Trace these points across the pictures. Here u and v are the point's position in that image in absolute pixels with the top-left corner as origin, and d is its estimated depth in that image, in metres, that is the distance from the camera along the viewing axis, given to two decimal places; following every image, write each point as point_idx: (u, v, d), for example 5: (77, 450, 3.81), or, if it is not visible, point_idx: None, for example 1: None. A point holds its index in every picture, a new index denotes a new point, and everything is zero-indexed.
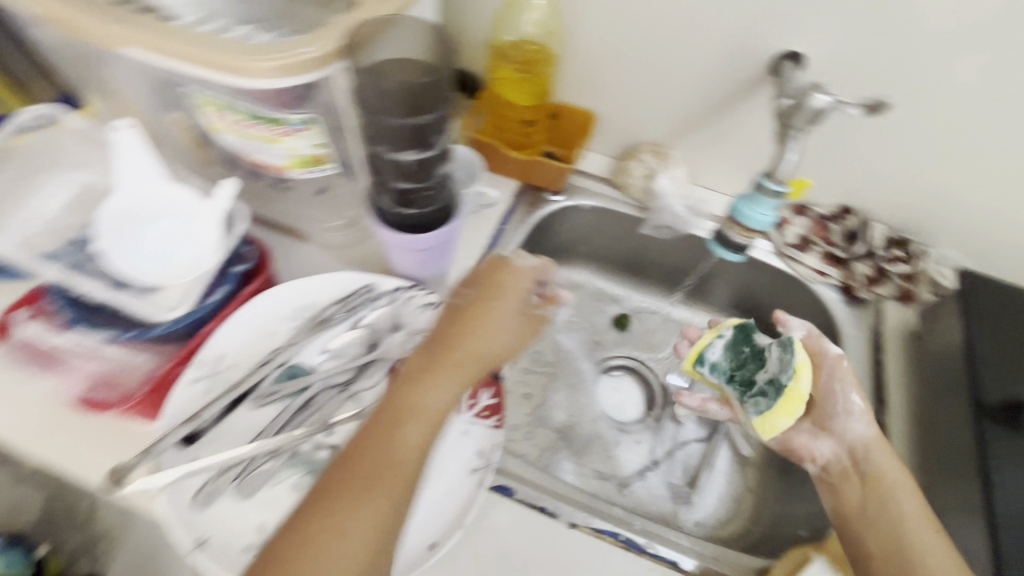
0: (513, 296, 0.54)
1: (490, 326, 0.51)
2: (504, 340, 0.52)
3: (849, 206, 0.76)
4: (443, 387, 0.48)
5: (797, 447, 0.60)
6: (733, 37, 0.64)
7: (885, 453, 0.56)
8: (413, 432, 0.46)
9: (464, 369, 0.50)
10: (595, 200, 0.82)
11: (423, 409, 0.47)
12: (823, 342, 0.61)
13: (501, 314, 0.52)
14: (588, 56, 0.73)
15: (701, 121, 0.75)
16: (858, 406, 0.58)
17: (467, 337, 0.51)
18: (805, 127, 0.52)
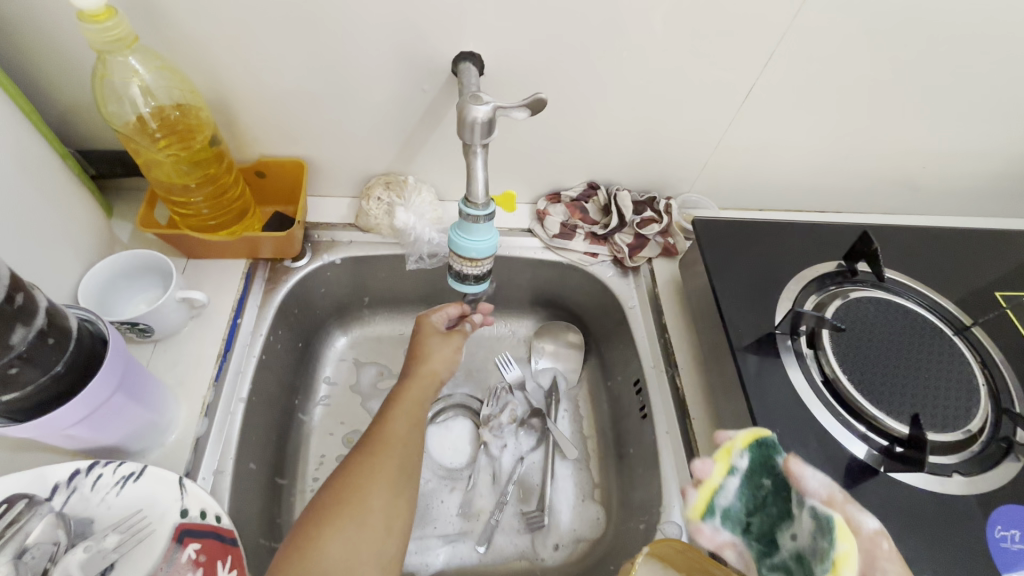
0: (446, 347, 0.66)
1: (445, 347, 0.66)
2: (448, 365, 0.66)
3: (595, 182, 0.76)
4: (410, 403, 0.60)
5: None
6: (399, 50, 0.58)
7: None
8: (409, 426, 0.58)
9: (426, 384, 0.63)
10: (347, 251, 0.73)
11: (403, 419, 0.58)
12: (854, 509, 0.42)
13: (437, 369, 0.65)
14: (262, 105, 0.62)
15: (419, 140, 0.68)
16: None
17: (429, 342, 0.66)
18: (482, 140, 0.47)
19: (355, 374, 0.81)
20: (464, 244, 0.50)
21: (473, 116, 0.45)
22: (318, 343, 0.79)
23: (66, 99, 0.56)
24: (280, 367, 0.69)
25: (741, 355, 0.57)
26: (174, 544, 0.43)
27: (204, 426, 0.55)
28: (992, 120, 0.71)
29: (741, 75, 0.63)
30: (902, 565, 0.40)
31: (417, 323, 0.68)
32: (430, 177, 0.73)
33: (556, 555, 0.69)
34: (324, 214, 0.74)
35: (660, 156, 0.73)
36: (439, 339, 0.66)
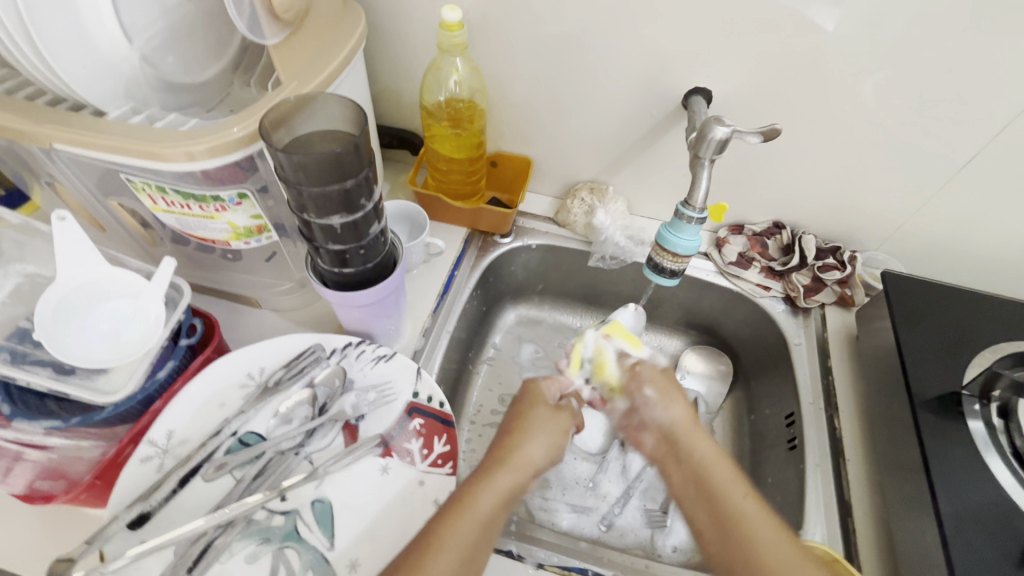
0: (545, 434, 0.58)
1: (548, 414, 0.60)
2: (545, 452, 0.56)
3: (781, 222, 0.80)
4: (482, 496, 0.49)
5: (632, 435, 0.62)
6: (641, 79, 0.69)
7: (690, 435, 0.57)
8: (477, 534, 0.47)
9: (523, 453, 0.55)
10: (542, 239, 0.86)
11: (470, 522, 0.47)
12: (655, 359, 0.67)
13: (528, 454, 0.55)
14: (518, 107, 0.77)
15: (630, 156, 0.79)
16: (648, 399, 0.61)
17: (532, 408, 0.60)
18: (712, 155, 0.56)
19: (518, 347, 0.92)
20: (672, 240, 0.59)
21: (713, 135, 0.54)
22: (495, 313, 0.92)
23: (388, 83, 0.77)
24: (469, 321, 0.83)
25: (921, 409, 0.58)
26: (405, 415, 0.56)
27: (421, 343, 0.70)
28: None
29: (962, 145, 0.65)
30: (658, 386, 0.61)
31: (527, 387, 0.63)
32: (628, 191, 0.83)
33: (674, 556, 0.72)
34: (530, 207, 0.88)
35: (856, 208, 0.76)
36: (544, 410, 0.60)
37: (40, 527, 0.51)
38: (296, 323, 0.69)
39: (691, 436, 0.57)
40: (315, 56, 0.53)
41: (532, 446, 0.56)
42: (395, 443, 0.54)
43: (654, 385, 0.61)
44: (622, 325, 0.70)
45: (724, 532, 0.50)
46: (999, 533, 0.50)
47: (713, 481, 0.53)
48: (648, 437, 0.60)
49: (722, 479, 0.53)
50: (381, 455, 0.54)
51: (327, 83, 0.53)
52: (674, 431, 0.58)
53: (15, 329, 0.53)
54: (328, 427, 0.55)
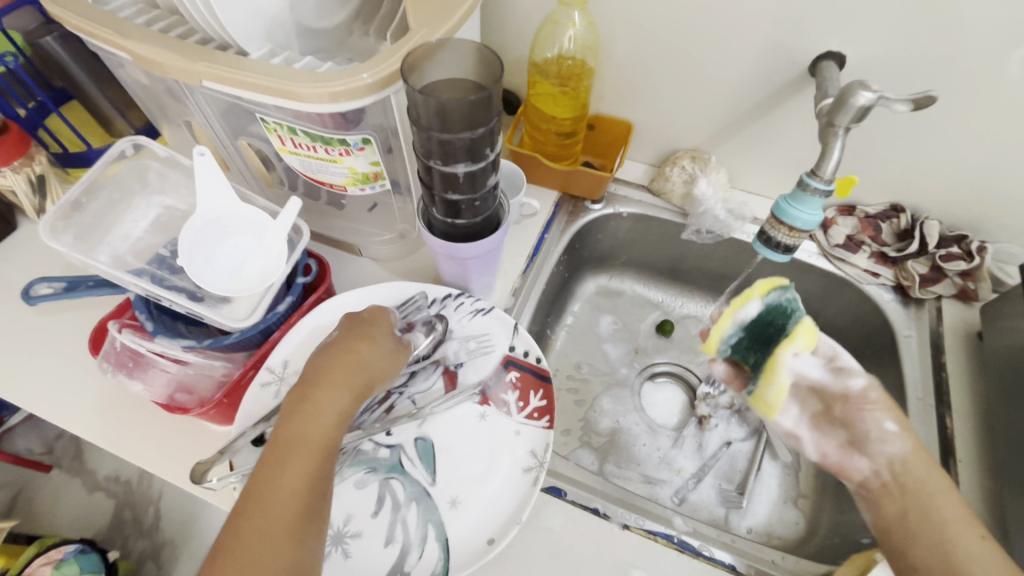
0: (367, 341, 0.50)
1: (375, 333, 0.51)
2: (388, 365, 0.50)
3: (900, 205, 0.74)
4: (325, 410, 0.44)
5: (838, 466, 0.52)
6: (767, 40, 0.64)
7: (928, 475, 0.48)
8: (309, 451, 0.42)
9: (362, 375, 0.47)
10: (634, 207, 0.83)
11: (309, 432, 0.43)
12: (845, 371, 0.52)
13: (368, 365, 0.48)
14: (624, 68, 0.74)
15: (740, 125, 0.75)
16: (884, 433, 0.50)
17: (369, 333, 0.50)
18: (849, 124, 0.52)
19: (596, 318, 0.92)
20: (792, 213, 0.56)
21: (855, 101, 0.50)
22: (577, 280, 0.92)
23: (496, 39, 0.77)
24: (554, 286, 0.82)
25: None
26: (502, 366, 0.58)
27: (511, 302, 0.71)
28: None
29: None
30: (884, 402, 0.51)
31: (369, 314, 0.53)
32: (730, 161, 0.80)
33: (749, 536, 0.71)
34: (623, 174, 0.85)
35: (993, 195, 0.69)
36: (375, 335, 0.51)
37: (172, 435, 0.56)
38: (394, 272, 0.72)
39: (925, 470, 0.48)
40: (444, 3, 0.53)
41: (380, 363, 0.49)
42: (492, 392, 0.56)
43: (897, 418, 0.50)
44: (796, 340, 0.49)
45: None
46: None
47: (955, 520, 0.45)
48: (837, 435, 0.52)
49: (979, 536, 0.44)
50: (479, 403, 0.55)
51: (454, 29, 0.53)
52: (904, 466, 0.49)
53: (154, 255, 0.58)
54: (430, 370, 0.57)
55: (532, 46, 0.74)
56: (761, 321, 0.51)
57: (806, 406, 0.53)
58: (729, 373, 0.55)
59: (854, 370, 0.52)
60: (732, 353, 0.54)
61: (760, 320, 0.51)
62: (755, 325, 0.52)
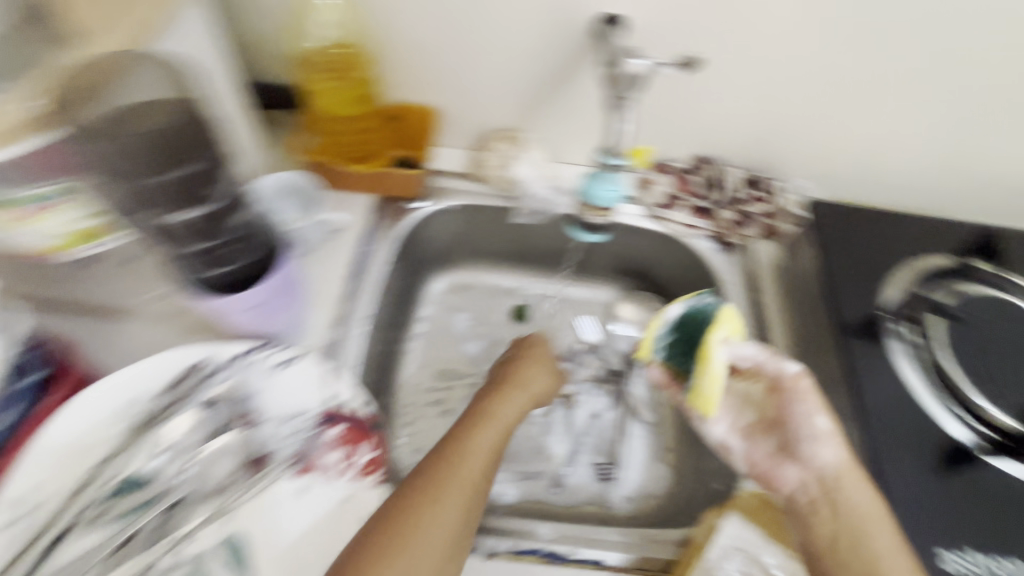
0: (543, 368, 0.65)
1: (482, 444, 0.52)
2: (484, 464, 0.51)
3: (705, 155, 0.76)
4: (505, 411, 0.56)
5: (765, 472, 0.54)
6: (546, 7, 0.61)
7: (856, 483, 0.50)
8: (479, 458, 0.50)
9: (465, 486, 0.47)
10: (459, 199, 0.78)
11: (493, 427, 0.54)
12: (778, 360, 0.56)
13: (475, 468, 0.49)
14: (410, 50, 0.66)
15: (544, 97, 0.71)
16: (819, 434, 0.53)
17: (469, 455, 0.50)
18: (630, 94, 0.50)
19: (449, 318, 0.86)
20: (595, 193, 0.54)
21: (627, 70, 0.48)
22: (420, 283, 0.85)
23: (252, 27, 0.64)
24: (390, 298, 0.75)
25: (846, 336, 0.59)
26: (321, 423, 0.50)
27: (334, 334, 0.61)
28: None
29: (873, 56, 0.63)
30: (818, 400, 0.54)
31: (516, 346, 0.68)
32: (547, 137, 0.76)
33: (626, 506, 0.72)
34: (442, 163, 0.79)
35: (777, 137, 0.73)
36: (472, 445, 0.51)
37: None
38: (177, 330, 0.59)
39: (855, 483, 0.50)
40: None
41: (485, 462, 0.51)
42: (314, 457, 0.49)
43: (829, 416, 0.54)
44: (722, 320, 0.56)
45: None
46: (923, 448, 0.52)
47: (875, 531, 0.47)
48: (768, 441, 0.56)
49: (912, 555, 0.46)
50: (298, 475, 0.48)
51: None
52: (836, 474, 0.51)
53: None
54: (232, 451, 0.49)
55: (288, 38, 0.65)
56: (685, 321, 0.60)
57: (740, 416, 0.58)
58: (665, 377, 0.60)
59: (785, 366, 0.56)
60: (666, 361, 0.60)
61: (686, 320, 0.60)
62: (682, 327, 0.59)
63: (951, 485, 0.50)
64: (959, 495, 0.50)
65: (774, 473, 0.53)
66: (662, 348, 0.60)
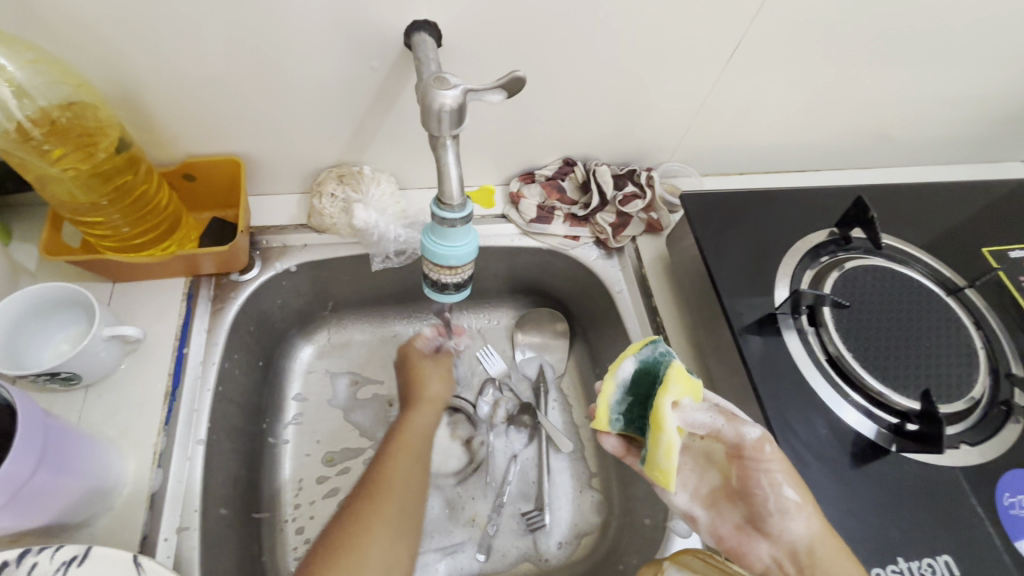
0: (437, 377, 0.69)
1: (412, 440, 0.59)
2: (418, 454, 0.58)
3: (571, 157, 0.69)
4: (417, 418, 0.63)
5: (734, 547, 0.46)
6: (338, 23, 0.49)
7: (837, 561, 0.41)
8: (410, 467, 0.56)
9: (404, 479, 0.55)
10: (301, 256, 0.65)
11: (411, 438, 0.60)
12: (740, 424, 0.44)
13: (405, 468, 0.56)
14: (179, 96, 0.52)
15: (372, 124, 0.59)
16: (788, 504, 0.43)
17: (399, 452, 0.57)
18: (452, 132, 0.40)
19: (328, 387, 0.73)
20: (441, 251, 0.44)
21: (438, 105, 0.38)
22: (282, 357, 0.71)
23: None
24: (240, 395, 0.61)
25: (743, 338, 0.55)
26: None
27: (159, 480, 0.49)
28: (985, 64, 0.68)
29: (725, 29, 0.57)
30: (784, 463, 0.44)
31: (402, 353, 0.71)
32: (389, 164, 0.65)
33: (560, 553, 0.67)
34: (271, 216, 0.65)
35: (640, 125, 0.67)
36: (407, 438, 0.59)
37: None
38: None
39: (834, 556, 0.42)
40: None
41: (413, 458, 0.57)
42: None
43: (797, 482, 0.44)
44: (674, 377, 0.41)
45: None
46: (833, 456, 0.49)
47: None
48: (733, 510, 0.46)
49: None
50: None
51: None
52: (811, 549, 0.42)
53: None
54: None
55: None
56: (642, 379, 0.44)
57: (703, 480, 0.46)
58: (623, 447, 0.47)
59: (748, 427, 0.44)
60: (627, 428, 0.46)
61: (640, 378, 0.44)
62: (636, 386, 0.45)
63: (870, 486, 0.48)
64: (879, 497, 0.47)
65: (745, 548, 0.45)
66: (620, 415, 0.45)
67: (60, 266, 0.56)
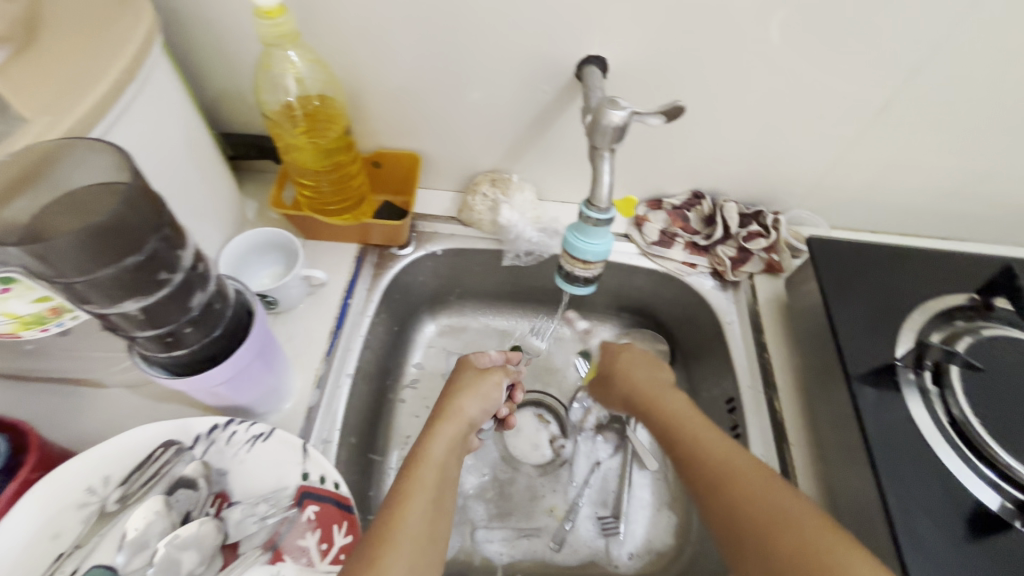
0: (474, 391, 0.60)
1: (443, 436, 0.53)
2: (449, 446, 0.53)
3: (700, 191, 0.74)
4: (433, 445, 0.52)
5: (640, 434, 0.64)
6: (526, 52, 0.59)
7: (693, 422, 0.56)
8: (443, 459, 0.51)
9: (433, 468, 0.49)
10: (448, 243, 0.75)
11: (445, 433, 0.54)
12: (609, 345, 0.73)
13: (434, 459, 0.50)
14: (389, 100, 0.65)
15: (531, 138, 0.69)
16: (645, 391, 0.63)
17: (428, 447, 0.51)
18: (612, 145, 0.47)
19: (443, 363, 0.82)
20: (580, 245, 0.52)
21: (608, 121, 0.46)
22: (411, 329, 0.82)
23: (227, 79, 0.62)
24: (378, 348, 0.72)
25: (857, 384, 0.55)
26: (295, 503, 0.47)
27: (316, 397, 0.59)
28: None
29: (879, 85, 0.59)
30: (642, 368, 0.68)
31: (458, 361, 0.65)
32: (535, 175, 0.74)
33: (630, 564, 0.69)
34: (430, 206, 0.76)
35: (776, 169, 0.70)
36: (440, 431, 0.53)
37: None
38: (154, 399, 0.56)
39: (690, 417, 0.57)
40: (87, 63, 0.42)
41: (443, 451, 0.52)
42: (285, 542, 0.45)
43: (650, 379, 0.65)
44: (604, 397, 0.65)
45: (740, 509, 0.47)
46: (945, 517, 0.48)
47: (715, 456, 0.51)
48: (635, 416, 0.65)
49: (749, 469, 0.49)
50: (269, 561, 0.45)
51: (109, 102, 0.42)
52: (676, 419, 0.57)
53: None
54: (201, 540, 0.45)
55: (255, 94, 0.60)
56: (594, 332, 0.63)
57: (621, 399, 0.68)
58: None
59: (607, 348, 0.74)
60: None
61: None
62: None
63: (987, 559, 0.46)
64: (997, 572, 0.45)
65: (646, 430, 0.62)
66: None
67: (272, 219, 0.71)
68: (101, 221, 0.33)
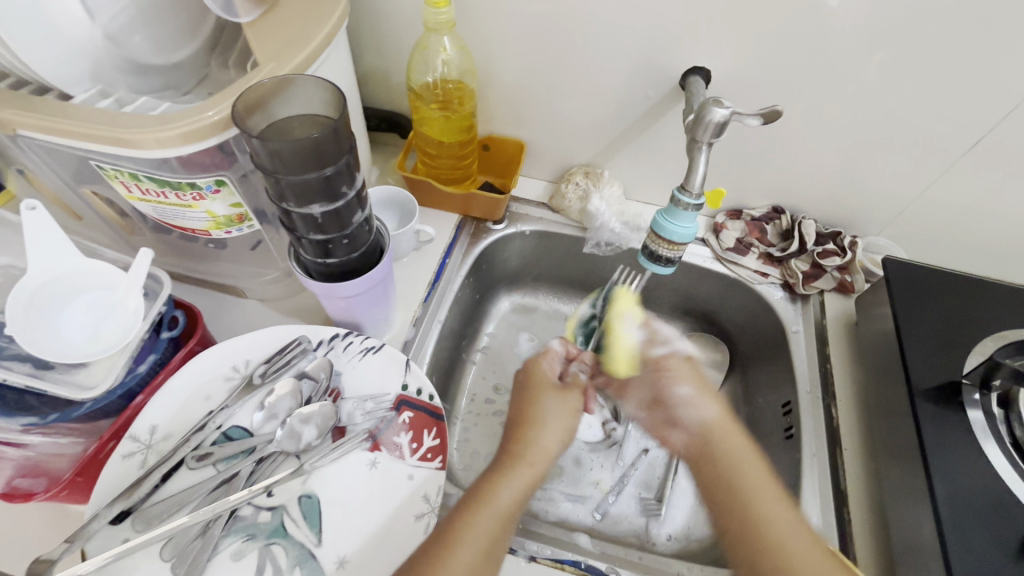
0: (563, 406, 0.62)
1: (516, 478, 0.53)
2: (521, 490, 0.53)
3: (780, 207, 0.78)
4: (505, 489, 0.52)
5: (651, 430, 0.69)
6: (638, 58, 0.66)
7: (719, 433, 0.62)
8: (510, 500, 0.51)
9: (501, 512, 0.50)
10: (536, 225, 0.83)
11: (521, 468, 0.55)
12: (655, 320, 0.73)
13: (504, 501, 0.51)
14: (509, 91, 0.74)
15: (627, 138, 0.76)
16: (687, 398, 0.65)
17: (500, 485, 0.52)
18: (710, 139, 0.53)
19: (513, 336, 0.90)
20: (668, 227, 0.58)
21: (711, 117, 0.52)
22: (490, 300, 0.90)
23: (378, 59, 0.73)
24: (462, 308, 0.81)
25: (919, 397, 0.57)
26: (394, 407, 0.55)
27: (411, 334, 0.68)
28: None
29: (977, 120, 0.62)
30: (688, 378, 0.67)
31: (526, 369, 0.65)
32: (624, 174, 0.81)
33: (668, 545, 0.72)
34: (525, 191, 0.85)
35: (858, 193, 0.73)
36: (515, 471, 0.54)
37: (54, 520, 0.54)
38: (282, 313, 0.67)
39: (725, 433, 0.61)
40: (299, 26, 0.53)
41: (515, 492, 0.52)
42: (384, 436, 0.53)
43: (688, 385, 0.66)
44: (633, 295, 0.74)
45: (737, 511, 0.55)
46: (994, 530, 0.49)
47: (737, 477, 0.57)
48: (659, 415, 0.68)
49: (761, 498, 0.55)
50: (369, 449, 0.53)
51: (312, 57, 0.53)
52: (711, 431, 0.62)
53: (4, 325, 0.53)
54: (321, 418, 0.54)
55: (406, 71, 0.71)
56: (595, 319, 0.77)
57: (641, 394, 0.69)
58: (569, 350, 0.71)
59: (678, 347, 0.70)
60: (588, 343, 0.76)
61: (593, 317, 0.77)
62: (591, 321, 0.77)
63: None
64: None
65: (669, 431, 0.67)
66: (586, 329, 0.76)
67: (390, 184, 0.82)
68: (313, 139, 0.44)
